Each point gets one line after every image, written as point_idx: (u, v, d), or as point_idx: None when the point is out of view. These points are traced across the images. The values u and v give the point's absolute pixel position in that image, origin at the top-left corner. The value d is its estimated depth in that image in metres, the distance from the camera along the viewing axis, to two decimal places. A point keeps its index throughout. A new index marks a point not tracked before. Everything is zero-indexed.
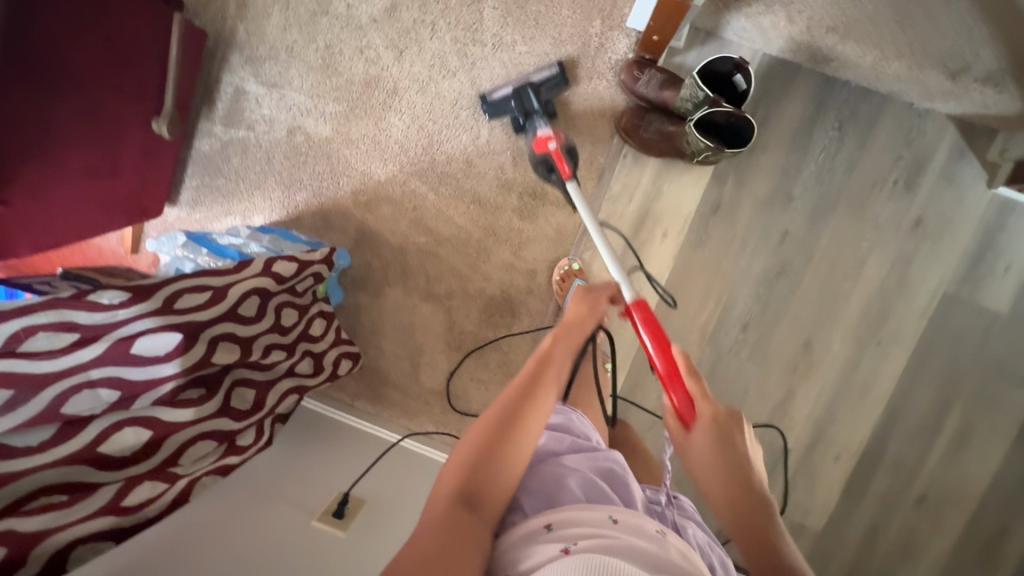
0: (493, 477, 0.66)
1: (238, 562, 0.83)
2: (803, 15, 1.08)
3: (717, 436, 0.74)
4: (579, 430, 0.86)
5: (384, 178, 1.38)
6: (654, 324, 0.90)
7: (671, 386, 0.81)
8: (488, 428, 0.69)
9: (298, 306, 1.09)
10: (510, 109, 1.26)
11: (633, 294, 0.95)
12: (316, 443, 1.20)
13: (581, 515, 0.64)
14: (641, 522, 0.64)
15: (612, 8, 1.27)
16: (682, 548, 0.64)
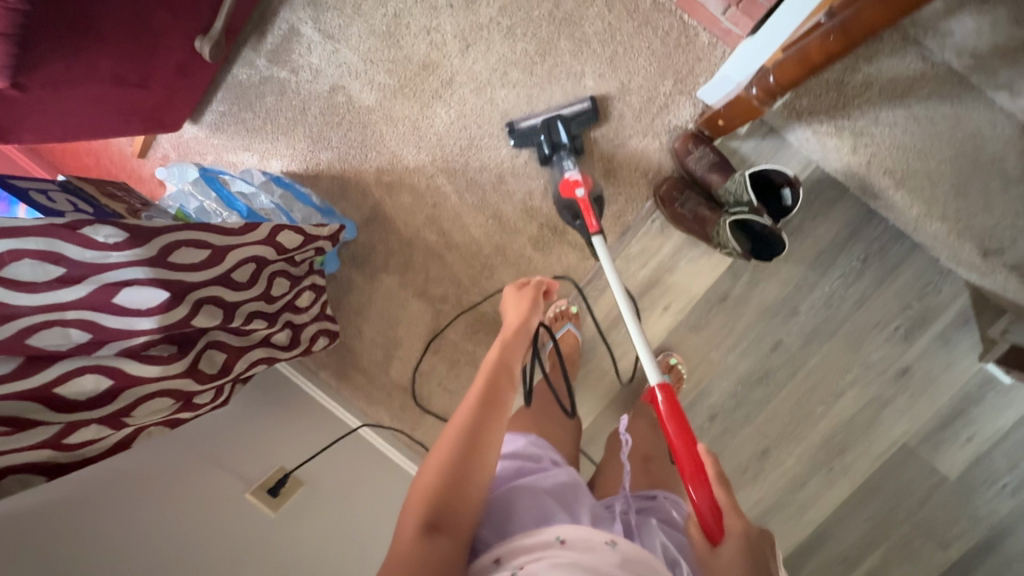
0: (458, 497, 0.63)
1: (160, 527, 0.82)
2: (867, 149, 1.07)
3: (748, 547, 0.69)
4: (530, 453, 0.88)
5: (413, 165, 1.34)
6: (681, 417, 0.81)
7: (690, 481, 0.74)
8: (451, 446, 0.66)
9: (289, 277, 1.07)
10: (538, 141, 1.25)
11: (659, 377, 0.89)
12: (273, 409, 1.21)
13: (525, 541, 0.65)
14: (587, 536, 0.65)
15: (688, 73, 1.24)
16: (635, 554, 0.64)
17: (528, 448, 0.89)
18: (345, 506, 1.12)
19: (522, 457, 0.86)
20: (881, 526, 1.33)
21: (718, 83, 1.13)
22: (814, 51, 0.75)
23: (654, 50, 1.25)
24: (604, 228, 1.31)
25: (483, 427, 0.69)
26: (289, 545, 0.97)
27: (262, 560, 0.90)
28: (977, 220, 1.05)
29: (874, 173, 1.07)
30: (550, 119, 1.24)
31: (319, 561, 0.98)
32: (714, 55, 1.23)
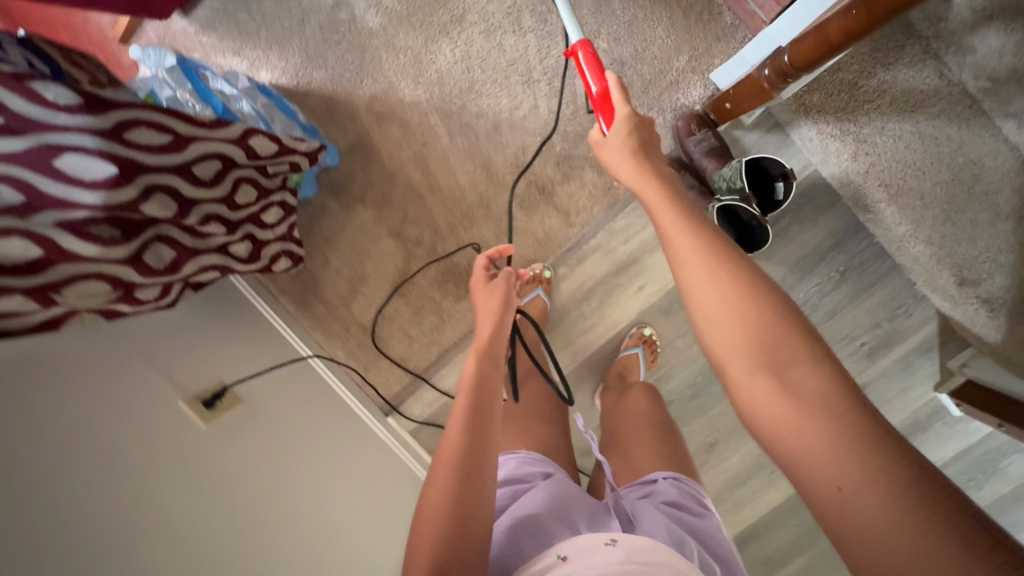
0: (466, 529, 0.60)
1: (74, 419, 0.79)
2: (868, 158, 1.04)
3: (631, 125, 0.75)
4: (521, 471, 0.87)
5: (408, 100, 1.29)
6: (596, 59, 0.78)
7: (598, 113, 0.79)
8: (449, 476, 0.63)
9: (259, 188, 1.03)
10: None
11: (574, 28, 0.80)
12: (222, 325, 1.17)
13: (528, 568, 0.67)
14: (587, 542, 0.67)
15: (704, 52, 1.20)
16: (634, 546, 0.65)
17: (518, 469, 0.87)
18: (282, 429, 1.11)
19: (514, 478, 0.85)
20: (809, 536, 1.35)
21: (733, 66, 1.10)
22: (828, 33, 0.72)
23: (674, 22, 1.20)
24: (592, 198, 1.28)
25: (473, 450, 0.66)
26: (217, 458, 0.95)
27: (183, 470, 0.88)
28: (959, 248, 1.04)
29: (870, 185, 1.05)
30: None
31: (246, 479, 0.97)
32: (734, 38, 1.19)
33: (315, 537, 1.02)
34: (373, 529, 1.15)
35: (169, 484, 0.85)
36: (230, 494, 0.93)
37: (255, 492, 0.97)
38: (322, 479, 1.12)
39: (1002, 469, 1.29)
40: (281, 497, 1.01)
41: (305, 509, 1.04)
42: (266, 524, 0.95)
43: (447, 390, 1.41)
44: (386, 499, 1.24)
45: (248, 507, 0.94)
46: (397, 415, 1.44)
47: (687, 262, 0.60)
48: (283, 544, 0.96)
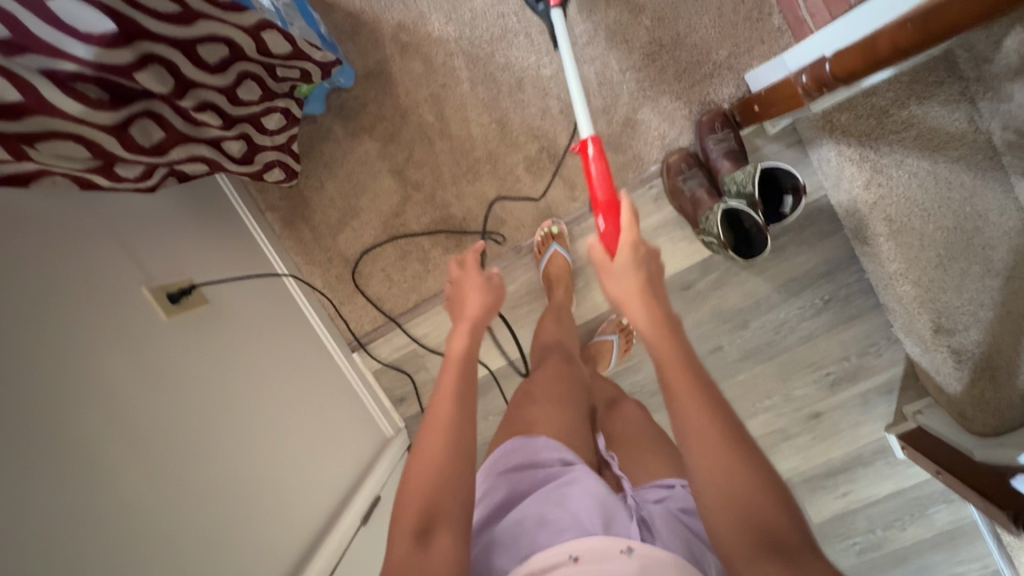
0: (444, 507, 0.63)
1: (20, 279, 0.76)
2: (879, 190, 1.04)
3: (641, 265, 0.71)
4: (540, 456, 0.84)
5: (436, 35, 1.24)
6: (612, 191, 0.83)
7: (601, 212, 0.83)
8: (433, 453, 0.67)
9: (264, 88, 0.98)
10: None
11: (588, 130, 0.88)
12: (201, 222, 1.14)
13: (538, 563, 0.67)
14: (603, 547, 0.67)
15: (744, 52, 1.17)
16: (650, 557, 0.66)
17: (537, 451, 0.85)
18: (244, 342, 1.09)
19: (532, 462, 0.83)
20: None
21: (774, 68, 1.07)
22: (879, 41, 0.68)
23: (722, 14, 1.17)
24: None
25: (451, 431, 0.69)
26: (171, 355, 0.93)
27: (130, 365, 0.86)
28: (943, 296, 1.06)
29: (874, 217, 1.05)
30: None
31: (198, 384, 0.95)
32: (777, 43, 1.16)
33: (258, 451, 1.01)
34: (317, 458, 1.14)
35: (114, 371, 0.83)
36: (178, 394, 0.91)
37: (205, 396, 0.96)
38: (276, 398, 1.10)
39: (927, 515, 1.34)
40: (231, 406, 1.00)
41: (253, 424, 1.03)
42: (209, 430, 0.94)
43: (418, 339, 1.40)
44: (337, 431, 1.24)
45: (194, 412, 0.92)
46: (364, 353, 1.42)
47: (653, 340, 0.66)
48: (226, 451, 0.95)
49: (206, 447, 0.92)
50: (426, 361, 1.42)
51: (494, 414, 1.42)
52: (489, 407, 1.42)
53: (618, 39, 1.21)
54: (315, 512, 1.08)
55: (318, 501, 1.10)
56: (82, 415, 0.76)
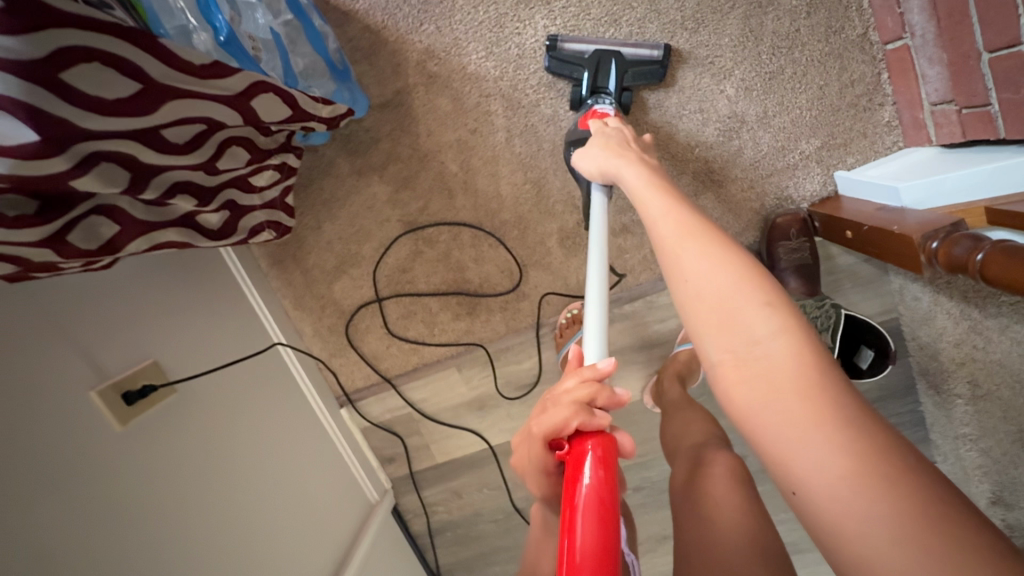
0: None
1: None
2: (969, 353, 0.91)
3: (721, 253, 0.50)
4: None
5: (470, 70, 1.03)
6: (611, 473, 0.45)
7: None
8: None
9: (253, 150, 0.79)
10: None
11: (597, 412, 0.49)
12: (177, 284, 0.96)
13: None
14: None
15: (841, 144, 0.97)
16: None
17: None
18: (221, 421, 0.95)
19: None
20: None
21: (876, 190, 0.88)
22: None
23: (825, 94, 0.96)
24: (645, 263, 1.09)
25: None
26: (134, 468, 0.78)
27: (81, 496, 0.70)
28: (1011, 471, 0.92)
29: (958, 376, 0.95)
30: (605, 52, 0.96)
31: (168, 490, 0.82)
32: (882, 141, 0.96)
33: (236, 550, 0.89)
34: (300, 541, 1.03)
35: (64, 505, 0.68)
36: (141, 512, 0.77)
37: (176, 516, 0.81)
38: (256, 482, 0.97)
39: None
40: (209, 506, 0.87)
41: (232, 519, 0.90)
42: (183, 543, 0.81)
43: (414, 403, 1.26)
44: (320, 514, 1.10)
45: (165, 530, 0.79)
46: (352, 409, 1.29)
47: (765, 308, 0.46)
48: (202, 565, 0.83)
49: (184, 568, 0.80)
50: (420, 425, 1.29)
51: (489, 486, 1.32)
52: (483, 478, 1.32)
53: (691, 106, 0.99)
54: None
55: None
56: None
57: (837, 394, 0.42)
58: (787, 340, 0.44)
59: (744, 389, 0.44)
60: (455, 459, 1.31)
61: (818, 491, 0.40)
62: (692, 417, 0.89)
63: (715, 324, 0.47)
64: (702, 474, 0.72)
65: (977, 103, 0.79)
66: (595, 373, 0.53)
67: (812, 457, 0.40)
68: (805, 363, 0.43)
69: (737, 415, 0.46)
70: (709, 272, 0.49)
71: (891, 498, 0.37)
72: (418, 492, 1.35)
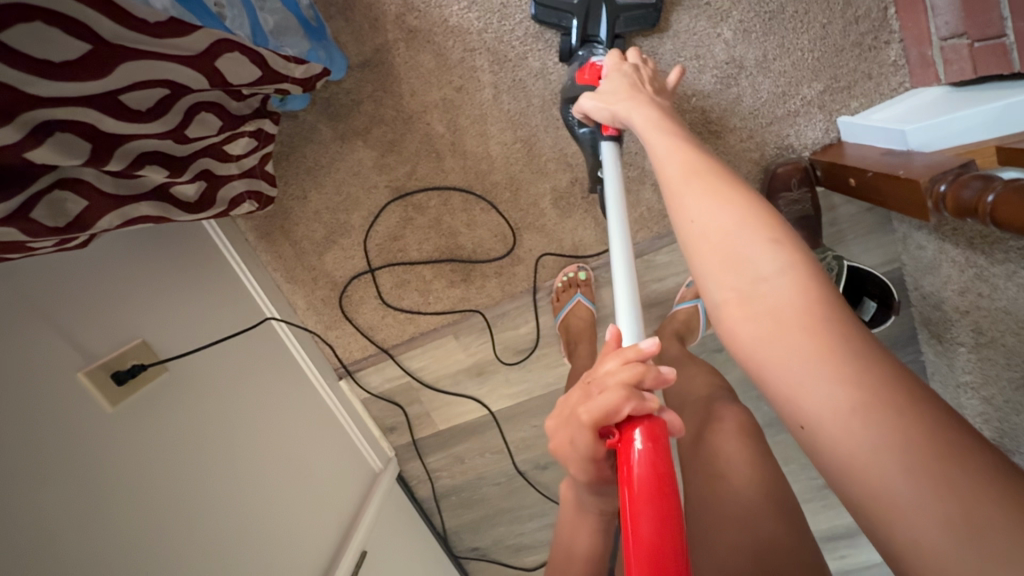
0: None
1: None
2: (973, 302, 0.89)
3: (722, 191, 0.48)
4: None
5: (453, 22, 0.97)
6: (663, 447, 0.44)
7: None
8: None
9: (225, 115, 0.75)
10: None
11: (649, 393, 0.46)
12: (163, 261, 0.94)
13: None
14: None
15: (845, 87, 0.92)
16: None
17: None
18: (215, 397, 0.94)
19: None
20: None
21: (881, 135, 0.84)
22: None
23: (828, 33, 0.91)
24: (641, 221, 1.06)
25: None
26: (130, 447, 0.78)
27: (76, 476, 0.70)
28: (1015, 419, 0.88)
29: (960, 324, 0.93)
30: None
31: (166, 468, 0.82)
32: (890, 81, 0.91)
33: (238, 523, 0.90)
34: (303, 510, 1.04)
35: (61, 487, 0.68)
36: (139, 489, 0.77)
37: (173, 491, 0.81)
38: (255, 455, 0.98)
39: None
40: (209, 483, 0.87)
41: (232, 494, 0.91)
42: (183, 518, 0.81)
43: (413, 372, 1.26)
44: (323, 485, 1.11)
45: (166, 507, 0.80)
46: (351, 380, 1.28)
47: (769, 241, 0.44)
48: (207, 539, 0.84)
49: (189, 543, 0.81)
50: (420, 394, 1.29)
51: (492, 451, 1.33)
52: (485, 443, 1.33)
53: (688, 52, 0.94)
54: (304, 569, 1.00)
55: (308, 556, 1.02)
56: (32, 564, 0.62)
57: (847, 331, 0.40)
58: (794, 276, 0.42)
59: (752, 328, 0.42)
60: (457, 425, 1.32)
61: (828, 424, 0.38)
62: (691, 375, 0.88)
63: (716, 261, 0.45)
64: (699, 431, 0.72)
65: (991, 35, 0.74)
66: (637, 352, 0.48)
67: (821, 392, 0.38)
68: (813, 300, 0.41)
69: (742, 356, 0.44)
70: (716, 215, 0.47)
71: (904, 429, 0.35)
72: (422, 459, 1.37)
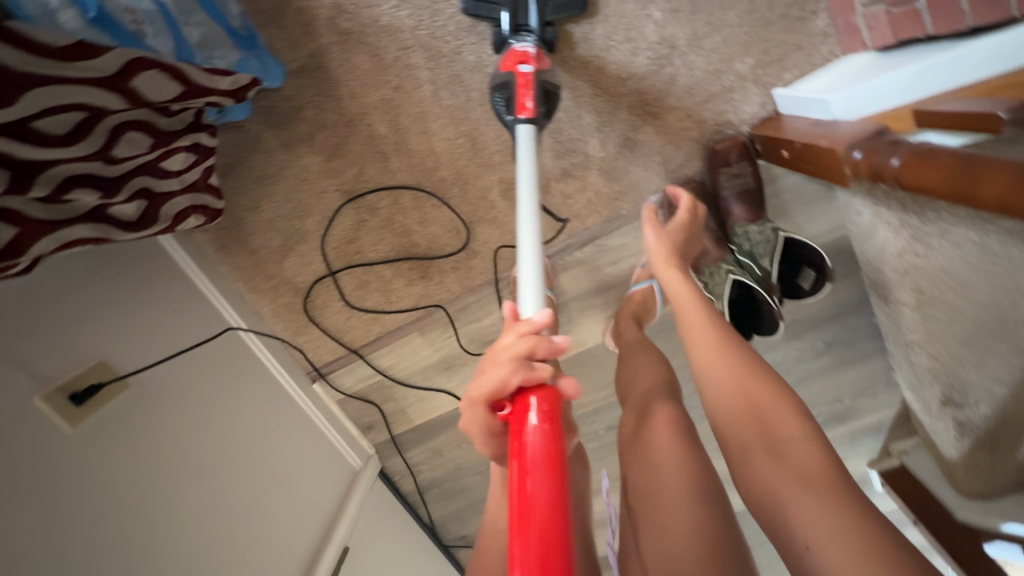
0: None
1: None
2: (912, 262, 0.91)
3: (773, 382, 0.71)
4: None
5: (384, 23, 0.98)
6: (554, 415, 0.49)
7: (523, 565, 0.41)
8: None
9: (156, 133, 0.76)
10: None
11: (540, 361, 0.51)
12: (119, 280, 0.95)
13: None
14: None
15: (776, 60, 0.94)
16: None
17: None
18: (185, 408, 0.97)
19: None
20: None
21: (810, 106, 0.84)
22: (976, 191, 0.49)
23: (752, 9, 0.92)
24: (590, 207, 1.06)
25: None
26: (94, 465, 0.80)
27: (39, 496, 0.72)
28: (961, 371, 0.94)
29: (900, 285, 0.95)
30: None
31: (132, 481, 0.84)
32: (819, 51, 0.92)
33: (212, 531, 0.92)
34: (283, 512, 1.07)
35: (27, 508, 0.70)
36: (105, 503, 0.79)
37: (141, 504, 0.84)
38: (229, 462, 1.00)
39: None
40: (181, 493, 0.90)
41: (206, 503, 0.93)
42: (156, 527, 0.84)
43: (383, 371, 1.28)
44: (301, 488, 1.14)
45: (134, 520, 0.82)
46: (324, 383, 1.30)
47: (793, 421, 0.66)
48: (179, 547, 0.86)
49: (161, 553, 0.83)
50: (393, 391, 1.31)
51: (468, 440, 1.36)
52: (461, 434, 1.35)
53: (619, 36, 0.95)
54: (286, 568, 1.03)
55: (288, 556, 1.04)
56: None
57: (830, 467, 0.61)
58: (811, 445, 0.64)
59: (776, 476, 0.63)
60: (432, 419, 1.34)
61: (818, 539, 0.55)
62: (641, 362, 0.92)
63: (761, 429, 0.67)
64: (635, 428, 0.77)
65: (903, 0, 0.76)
66: (533, 325, 0.54)
67: (813, 516, 0.57)
68: (821, 461, 0.62)
69: (767, 497, 0.63)
70: (771, 401, 0.69)
71: (864, 540, 0.53)
72: (401, 455, 1.39)
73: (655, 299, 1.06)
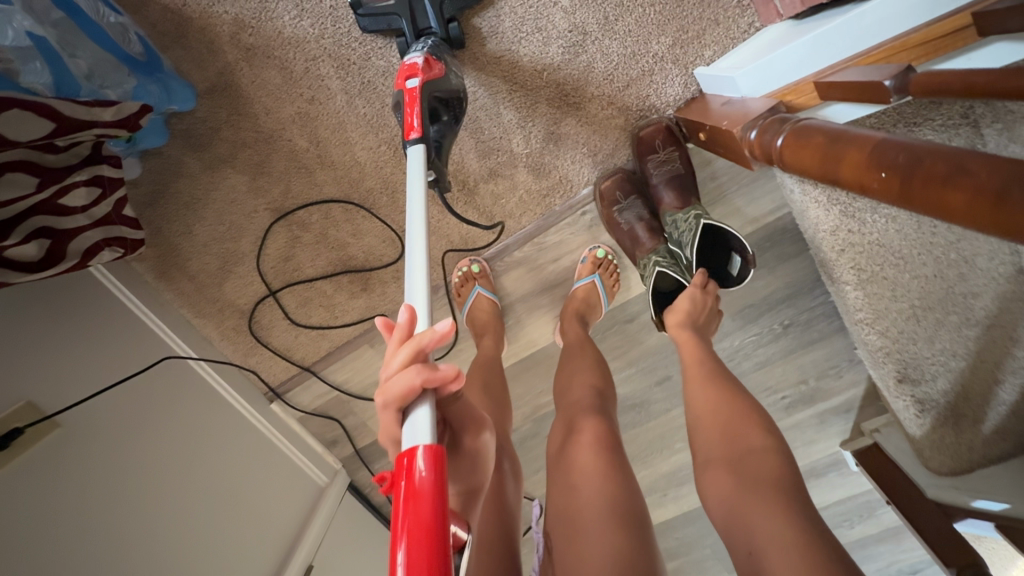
0: None
1: None
2: (848, 238, 0.86)
3: (738, 399, 0.70)
4: None
5: (287, 35, 0.96)
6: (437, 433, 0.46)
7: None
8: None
9: (43, 171, 0.76)
10: None
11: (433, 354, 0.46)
12: (47, 315, 0.94)
13: None
14: None
15: (694, 37, 0.89)
16: None
17: None
18: (129, 441, 0.96)
19: None
20: (687, 565, 1.37)
21: (721, 84, 0.81)
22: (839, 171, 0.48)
23: None
24: (522, 206, 1.03)
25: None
26: (28, 507, 0.79)
27: None
28: (914, 346, 0.90)
29: (840, 263, 0.88)
30: None
31: (70, 521, 0.82)
32: (737, 24, 0.88)
33: (164, 562, 0.91)
34: (243, 535, 1.06)
35: None
36: (42, 545, 0.78)
37: (81, 543, 0.82)
38: (181, 491, 1.00)
39: (875, 515, 1.30)
40: (128, 528, 0.89)
41: (154, 535, 0.92)
42: (100, 565, 0.83)
43: (338, 386, 1.26)
44: (262, 510, 1.13)
45: (75, 559, 0.81)
46: (282, 403, 1.30)
47: (756, 433, 0.65)
48: None
49: None
50: (352, 405, 1.30)
51: None
52: None
53: (528, 26, 0.92)
54: None
55: None
56: None
57: (784, 477, 0.59)
58: (775, 456, 0.61)
59: (732, 491, 0.60)
60: None
61: (764, 549, 0.52)
62: (577, 369, 0.89)
63: (725, 445, 0.66)
64: (562, 444, 0.75)
65: None
66: (406, 328, 0.48)
67: (763, 525, 0.54)
68: (784, 472, 0.59)
69: (724, 513, 0.60)
70: (736, 416, 0.68)
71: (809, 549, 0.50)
72: (369, 467, 1.38)
73: (598, 293, 1.04)
